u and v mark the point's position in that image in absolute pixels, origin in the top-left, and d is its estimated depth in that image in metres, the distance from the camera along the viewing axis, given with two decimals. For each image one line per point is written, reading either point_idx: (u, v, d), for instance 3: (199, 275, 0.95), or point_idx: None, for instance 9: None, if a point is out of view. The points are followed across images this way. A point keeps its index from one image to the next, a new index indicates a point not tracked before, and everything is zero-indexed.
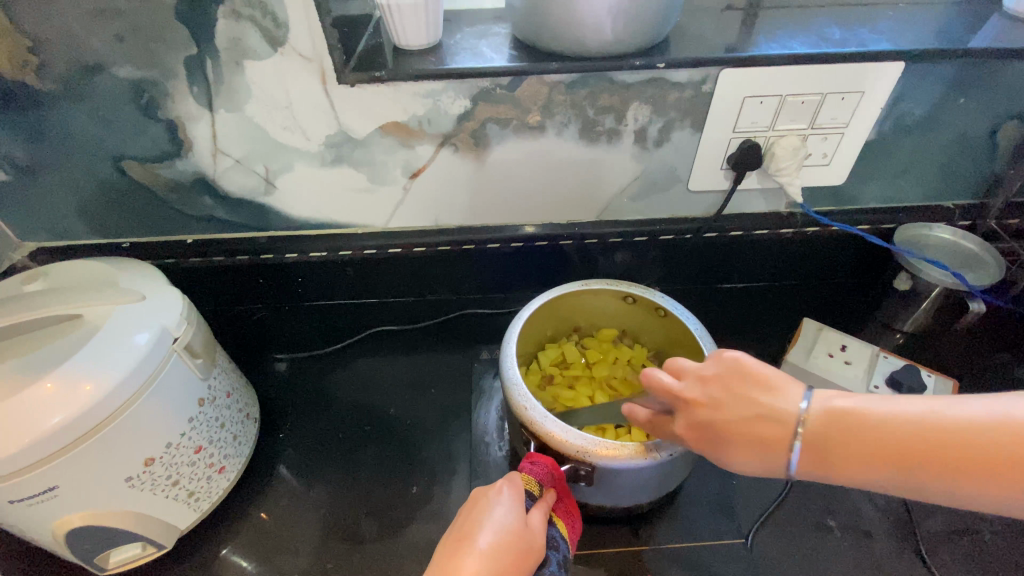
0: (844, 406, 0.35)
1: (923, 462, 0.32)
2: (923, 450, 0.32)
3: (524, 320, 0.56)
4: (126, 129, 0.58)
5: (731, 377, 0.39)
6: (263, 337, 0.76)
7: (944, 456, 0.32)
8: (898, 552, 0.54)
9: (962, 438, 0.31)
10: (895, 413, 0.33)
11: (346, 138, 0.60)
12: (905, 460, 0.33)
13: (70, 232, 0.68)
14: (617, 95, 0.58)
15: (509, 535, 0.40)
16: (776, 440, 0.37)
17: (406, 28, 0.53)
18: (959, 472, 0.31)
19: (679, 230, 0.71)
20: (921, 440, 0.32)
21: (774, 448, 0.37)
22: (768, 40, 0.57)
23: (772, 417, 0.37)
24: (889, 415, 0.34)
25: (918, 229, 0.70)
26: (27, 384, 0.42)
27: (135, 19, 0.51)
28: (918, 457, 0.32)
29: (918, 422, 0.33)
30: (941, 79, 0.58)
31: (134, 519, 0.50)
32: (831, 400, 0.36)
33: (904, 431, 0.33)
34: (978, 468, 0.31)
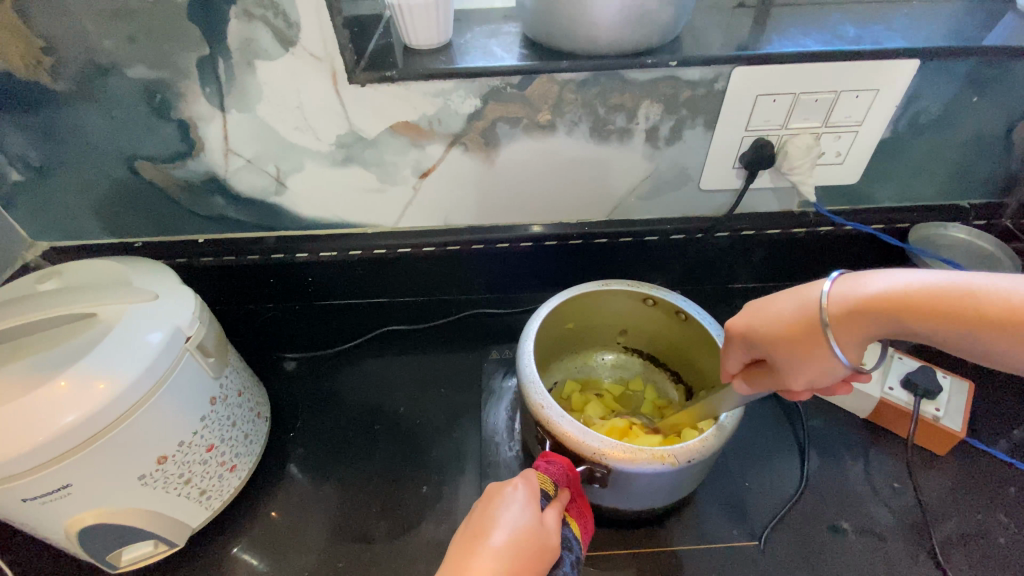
0: (861, 289, 0.36)
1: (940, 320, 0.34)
2: (940, 308, 0.34)
3: (541, 319, 0.55)
4: (138, 129, 0.58)
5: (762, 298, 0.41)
6: (274, 337, 0.76)
7: (954, 314, 0.33)
8: (914, 556, 0.54)
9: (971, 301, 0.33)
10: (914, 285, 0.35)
11: (357, 138, 0.60)
12: (918, 317, 0.34)
13: (83, 232, 0.68)
14: (628, 94, 0.58)
15: (522, 534, 0.39)
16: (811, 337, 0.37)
17: (417, 27, 0.53)
18: (977, 328, 0.33)
19: (690, 229, 0.70)
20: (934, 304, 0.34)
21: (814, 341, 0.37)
22: (781, 37, 0.56)
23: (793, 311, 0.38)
24: (903, 288, 0.35)
25: (933, 229, 0.69)
26: (42, 383, 0.42)
27: (148, 20, 0.51)
28: (937, 317, 0.34)
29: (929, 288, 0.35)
30: (957, 77, 0.58)
31: (146, 517, 0.50)
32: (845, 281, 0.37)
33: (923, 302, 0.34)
34: (985, 326, 0.32)
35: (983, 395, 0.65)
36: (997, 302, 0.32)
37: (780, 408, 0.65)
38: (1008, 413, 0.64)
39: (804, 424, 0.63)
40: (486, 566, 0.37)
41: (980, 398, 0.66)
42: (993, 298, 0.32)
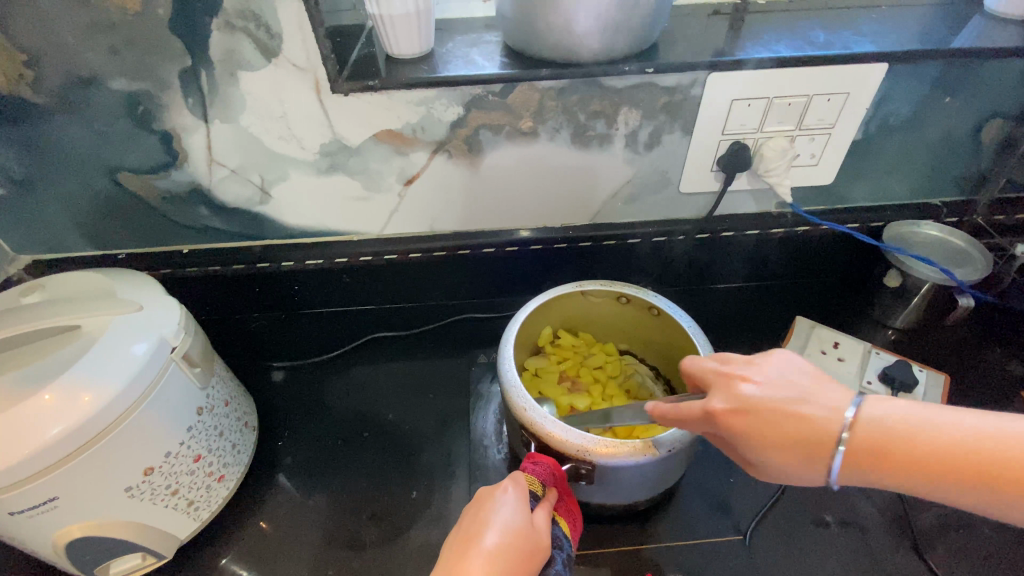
0: (876, 420, 0.35)
1: (910, 469, 0.34)
2: (908, 454, 0.34)
3: (520, 323, 0.56)
4: (121, 142, 0.58)
5: (745, 366, 0.40)
6: (259, 345, 0.76)
7: (929, 463, 0.33)
8: (895, 546, 0.55)
9: (952, 451, 0.33)
10: (882, 416, 0.35)
11: (341, 147, 0.61)
12: (885, 467, 0.35)
13: (65, 244, 0.68)
14: (607, 100, 0.59)
15: (514, 535, 0.40)
16: (820, 444, 0.36)
17: (398, 37, 0.53)
18: (920, 475, 0.34)
19: (672, 231, 0.71)
20: (887, 444, 0.35)
21: (818, 456, 0.36)
22: (754, 44, 0.58)
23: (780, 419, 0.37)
24: (882, 426, 0.35)
25: (906, 226, 0.70)
26: (26, 397, 0.42)
27: (130, 32, 0.51)
28: (915, 465, 0.34)
29: (917, 428, 0.34)
30: (924, 79, 0.60)
31: (134, 529, 0.50)
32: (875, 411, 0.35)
33: (876, 439, 0.35)
34: (958, 478, 0.33)
35: (957, 388, 0.67)
36: (963, 446, 0.33)
37: None
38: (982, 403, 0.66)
39: None
40: (480, 571, 0.37)
41: (956, 391, 0.67)
42: (968, 445, 0.33)
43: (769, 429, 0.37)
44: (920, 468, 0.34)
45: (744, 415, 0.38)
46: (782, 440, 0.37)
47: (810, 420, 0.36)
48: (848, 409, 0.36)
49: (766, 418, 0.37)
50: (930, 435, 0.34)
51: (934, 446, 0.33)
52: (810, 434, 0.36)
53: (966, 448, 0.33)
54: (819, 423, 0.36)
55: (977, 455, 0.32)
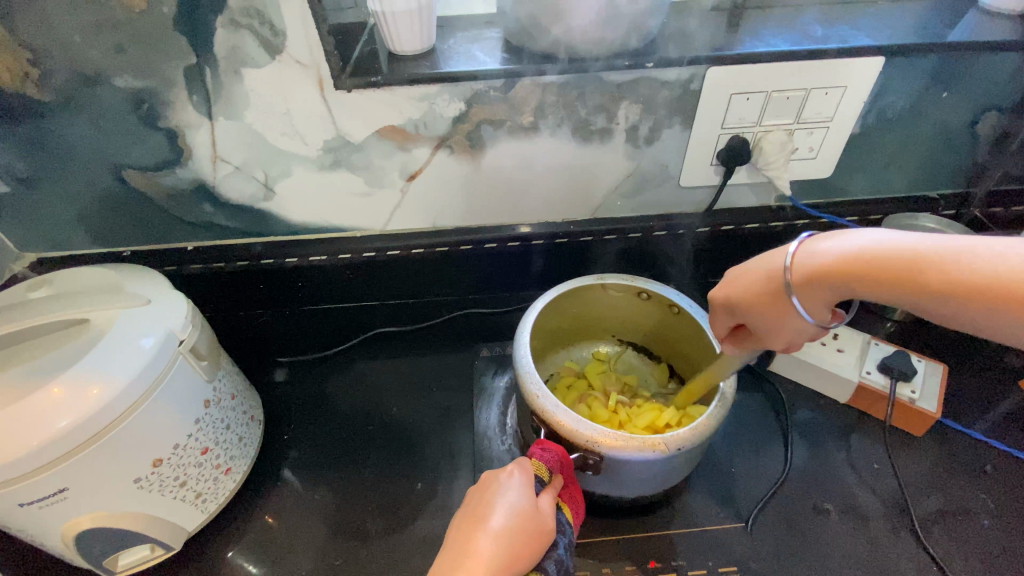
0: (823, 253, 0.39)
1: (911, 283, 0.36)
2: (892, 271, 0.37)
3: (539, 311, 0.56)
4: (126, 139, 0.59)
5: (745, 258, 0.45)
6: (265, 341, 0.76)
7: (923, 281, 0.36)
8: (895, 534, 0.55)
9: (935, 272, 0.35)
10: (881, 244, 0.37)
11: (344, 143, 0.62)
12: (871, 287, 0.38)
13: (70, 242, 0.68)
14: (607, 95, 0.60)
15: (519, 517, 0.41)
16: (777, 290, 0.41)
17: (400, 34, 0.54)
18: (949, 295, 0.35)
19: (673, 225, 0.72)
20: (885, 270, 0.37)
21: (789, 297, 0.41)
22: (752, 38, 0.58)
23: (771, 275, 0.42)
24: (877, 250, 0.37)
25: (906, 219, 0.71)
26: (36, 390, 0.43)
27: (136, 30, 0.52)
28: (927, 286, 0.35)
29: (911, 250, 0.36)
30: (921, 73, 0.60)
31: (143, 521, 0.50)
32: (813, 244, 0.40)
33: (873, 265, 0.37)
34: (995, 296, 0.33)
35: (955, 379, 0.68)
36: (968, 264, 0.34)
37: (765, 398, 0.66)
38: (979, 393, 0.67)
39: (788, 411, 0.65)
40: (486, 549, 0.38)
41: (955, 381, 0.68)
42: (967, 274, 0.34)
43: (758, 288, 0.42)
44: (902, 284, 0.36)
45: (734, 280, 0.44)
46: (764, 291, 0.42)
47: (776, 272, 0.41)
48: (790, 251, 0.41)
49: (751, 277, 0.43)
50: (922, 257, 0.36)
51: (925, 264, 0.35)
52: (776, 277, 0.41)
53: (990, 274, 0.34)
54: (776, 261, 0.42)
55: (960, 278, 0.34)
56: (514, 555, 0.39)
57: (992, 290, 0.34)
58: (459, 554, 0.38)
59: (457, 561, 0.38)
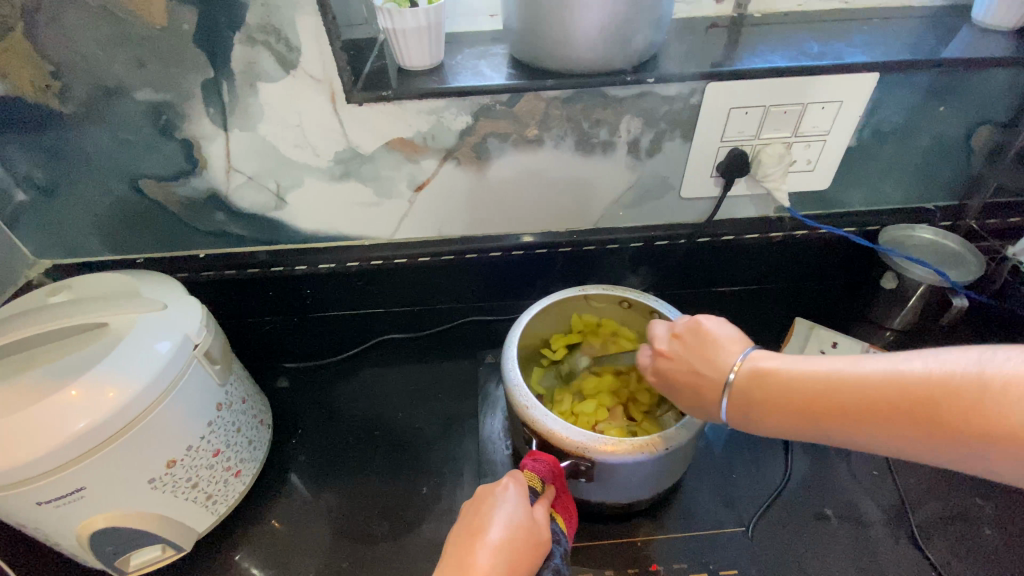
0: (762, 369, 0.41)
1: (815, 409, 0.38)
2: (815, 400, 0.38)
3: (523, 326, 0.58)
4: (143, 150, 0.61)
5: (691, 337, 0.46)
6: (271, 348, 0.78)
7: (834, 407, 0.37)
8: (894, 540, 0.56)
9: (913, 387, 0.34)
10: (796, 377, 0.39)
11: (354, 154, 0.63)
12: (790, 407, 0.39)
13: (85, 249, 0.70)
14: (610, 109, 0.62)
15: (515, 528, 0.41)
16: (711, 390, 0.44)
17: (410, 50, 0.56)
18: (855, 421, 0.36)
19: (673, 235, 0.74)
20: (840, 395, 0.37)
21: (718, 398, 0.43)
22: (750, 55, 0.60)
23: (710, 371, 0.44)
24: (788, 377, 0.39)
25: (904, 230, 0.72)
26: (55, 392, 0.44)
27: (157, 45, 0.54)
28: (840, 407, 0.37)
29: (834, 376, 0.37)
30: (915, 88, 0.62)
31: (156, 521, 0.51)
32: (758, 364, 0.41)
33: (827, 386, 0.37)
34: (887, 416, 0.35)
35: None
36: (887, 387, 0.35)
37: None
38: None
39: None
40: (486, 563, 0.39)
41: None
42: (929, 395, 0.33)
43: (690, 375, 0.45)
44: (816, 412, 0.38)
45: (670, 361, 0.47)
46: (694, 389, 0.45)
47: (710, 369, 0.44)
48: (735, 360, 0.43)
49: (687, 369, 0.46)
50: (900, 385, 0.34)
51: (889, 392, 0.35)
52: (707, 383, 0.44)
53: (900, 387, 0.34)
54: (713, 368, 0.44)
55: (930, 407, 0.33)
56: (512, 567, 0.40)
57: (903, 414, 0.34)
58: (458, 568, 0.39)
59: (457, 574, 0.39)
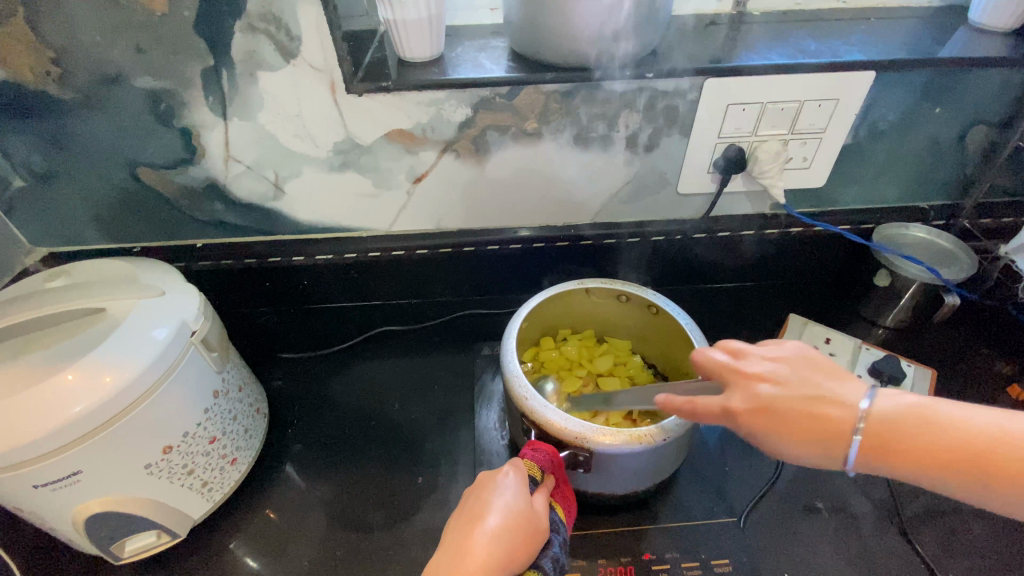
0: (886, 412, 0.36)
1: (907, 452, 0.35)
2: (916, 442, 0.35)
3: (523, 318, 0.57)
4: (141, 137, 0.61)
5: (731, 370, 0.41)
6: (267, 339, 0.78)
7: (912, 448, 0.35)
8: (883, 532, 0.57)
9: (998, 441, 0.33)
10: (936, 415, 0.35)
11: (353, 145, 0.64)
12: (889, 449, 0.35)
13: (82, 237, 0.70)
14: (609, 103, 0.62)
15: (515, 516, 0.42)
16: (835, 434, 0.37)
17: (411, 41, 0.56)
18: (936, 468, 0.34)
19: (670, 231, 0.74)
20: (948, 435, 0.34)
21: (837, 447, 0.37)
22: (749, 51, 0.61)
23: (832, 416, 0.37)
24: (903, 412, 0.36)
25: (895, 228, 0.73)
26: (52, 376, 0.44)
27: (157, 32, 0.54)
28: (897, 447, 0.35)
29: (937, 421, 0.35)
30: (910, 88, 0.63)
31: (152, 506, 0.51)
32: (883, 405, 0.36)
33: (950, 430, 0.34)
34: (960, 464, 0.34)
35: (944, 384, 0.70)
36: (979, 436, 0.34)
37: None
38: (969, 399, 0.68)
39: None
40: (484, 550, 0.39)
41: (943, 387, 0.70)
42: (960, 434, 0.34)
43: (797, 420, 0.37)
44: (908, 454, 0.35)
45: (781, 395, 0.38)
46: (795, 430, 0.37)
47: (826, 415, 0.37)
48: (862, 403, 0.37)
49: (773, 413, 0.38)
50: (944, 417, 0.35)
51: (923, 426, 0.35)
52: (825, 423, 0.37)
53: (980, 443, 0.34)
54: (830, 413, 0.37)
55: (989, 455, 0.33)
56: (510, 554, 0.40)
57: (1001, 466, 0.33)
58: (457, 554, 0.39)
59: (457, 560, 0.39)
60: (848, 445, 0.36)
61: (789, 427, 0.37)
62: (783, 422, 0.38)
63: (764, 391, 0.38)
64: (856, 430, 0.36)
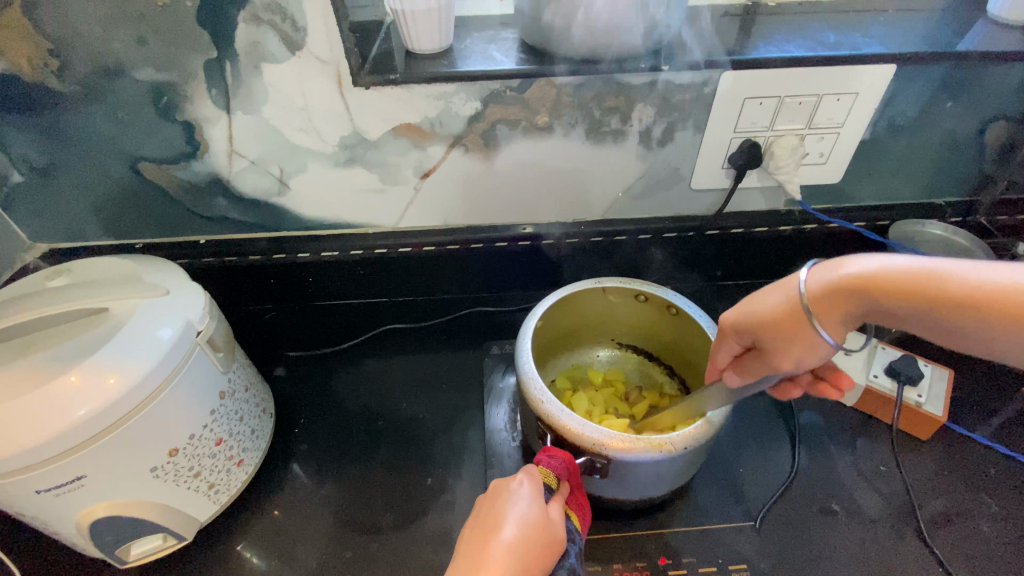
0: (835, 279, 0.37)
1: (895, 307, 0.35)
2: (895, 295, 0.35)
3: (538, 318, 0.56)
4: (143, 131, 0.59)
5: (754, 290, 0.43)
6: (273, 337, 0.77)
7: (923, 300, 0.34)
8: (900, 535, 0.56)
9: (1001, 290, 0.32)
10: (898, 273, 0.35)
11: (360, 140, 0.62)
12: (882, 302, 0.36)
13: (83, 233, 0.69)
14: (622, 97, 0.60)
15: (531, 527, 0.40)
16: (792, 318, 0.39)
17: (419, 33, 0.55)
18: (939, 317, 0.34)
19: (682, 228, 0.73)
20: (927, 285, 0.34)
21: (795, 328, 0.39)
22: (766, 44, 0.59)
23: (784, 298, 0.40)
24: (882, 273, 0.36)
25: (913, 225, 0.71)
26: (56, 377, 0.43)
27: (158, 22, 0.52)
28: (927, 302, 0.34)
29: (917, 276, 0.34)
30: (931, 81, 0.61)
31: (158, 509, 0.50)
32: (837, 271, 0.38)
33: (924, 280, 0.34)
34: (965, 310, 0.33)
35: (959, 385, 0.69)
36: (972, 283, 0.33)
37: (774, 402, 0.67)
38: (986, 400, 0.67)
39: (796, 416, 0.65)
40: (500, 563, 0.38)
41: (959, 387, 0.69)
42: (957, 284, 0.33)
43: (765, 314, 0.41)
44: (910, 309, 0.35)
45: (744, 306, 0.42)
46: (772, 324, 0.40)
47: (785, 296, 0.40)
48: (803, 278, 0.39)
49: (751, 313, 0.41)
50: (932, 272, 0.34)
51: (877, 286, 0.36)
52: (784, 309, 0.39)
53: (967, 289, 0.33)
54: (781, 293, 0.40)
55: (948, 297, 0.33)
56: (527, 567, 0.39)
57: (1001, 309, 0.32)
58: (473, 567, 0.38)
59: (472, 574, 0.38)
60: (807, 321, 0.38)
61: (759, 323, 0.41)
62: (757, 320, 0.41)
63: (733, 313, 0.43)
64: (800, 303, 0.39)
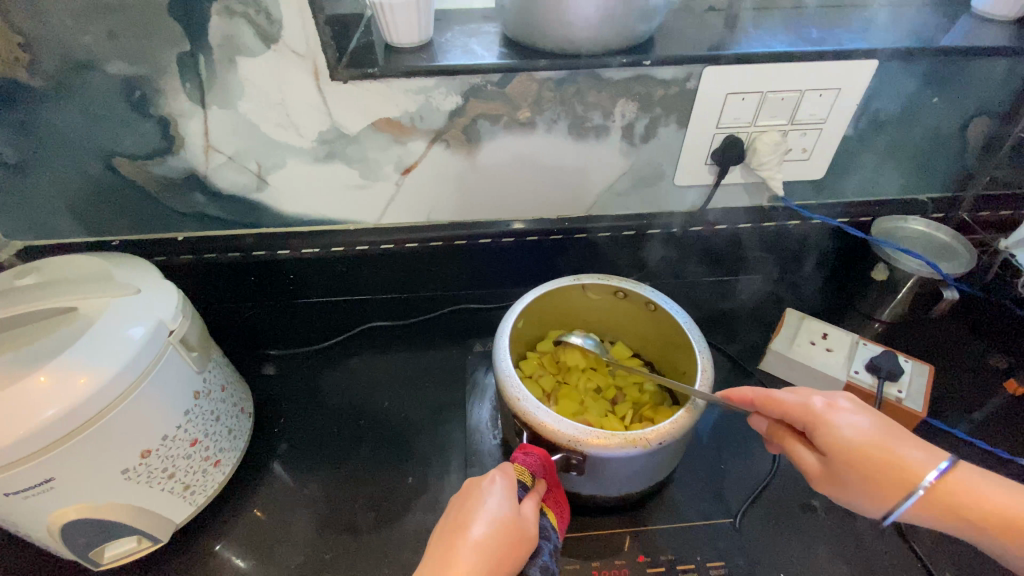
0: (956, 486, 0.41)
1: (951, 515, 0.41)
2: (954, 508, 0.41)
3: (517, 315, 0.56)
4: (117, 127, 0.58)
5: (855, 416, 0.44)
6: (253, 336, 0.76)
7: (964, 513, 0.41)
8: (879, 530, 0.56)
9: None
10: (985, 493, 0.41)
11: (339, 135, 0.61)
12: (946, 514, 0.41)
13: (58, 230, 0.67)
14: (604, 92, 0.60)
15: (501, 525, 0.40)
16: (902, 485, 0.41)
17: (398, 26, 0.54)
18: (965, 525, 0.41)
19: (667, 224, 0.73)
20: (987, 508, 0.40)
21: (894, 494, 0.42)
22: (749, 39, 0.59)
23: (904, 467, 0.42)
24: (970, 492, 0.41)
25: (893, 222, 0.72)
26: (22, 378, 0.42)
27: (129, 15, 0.51)
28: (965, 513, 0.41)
29: (984, 497, 0.41)
30: (913, 77, 0.61)
31: (131, 511, 0.50)
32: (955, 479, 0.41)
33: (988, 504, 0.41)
34: (993, 529, 0.40)
35: (939, 380, 0.69)
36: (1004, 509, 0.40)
37: None
38: (965, 395, 0.68)
39: None
40: (468, 562, 0.38)
41: (939, 383, 0.69)
42: (997, 505, 0.40)
43: (876, 466, 0.42)
44: (956, 519, 0.41)
45: (853, 445, 0.43)
46: (874, 480, 0.42)
47: (906, 473, 0.41)
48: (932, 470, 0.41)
49: (864, 462, 0.42)
50: (981, 490, 0.41)
51: (990, 510, 0.40)
52: (902, 475, 0.41)
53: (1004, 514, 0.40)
54: (910, 467, 0.42)
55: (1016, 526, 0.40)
56: (494, 564, 0.39)
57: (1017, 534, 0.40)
58: (441, 565, 0.38)
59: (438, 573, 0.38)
60: (906, 497, 0.41)
61: (867, 470, 0.42)
62: (874, 470, 0.42)
63: (846, 434, 0.43)
64: (917, 486, 0.41)
